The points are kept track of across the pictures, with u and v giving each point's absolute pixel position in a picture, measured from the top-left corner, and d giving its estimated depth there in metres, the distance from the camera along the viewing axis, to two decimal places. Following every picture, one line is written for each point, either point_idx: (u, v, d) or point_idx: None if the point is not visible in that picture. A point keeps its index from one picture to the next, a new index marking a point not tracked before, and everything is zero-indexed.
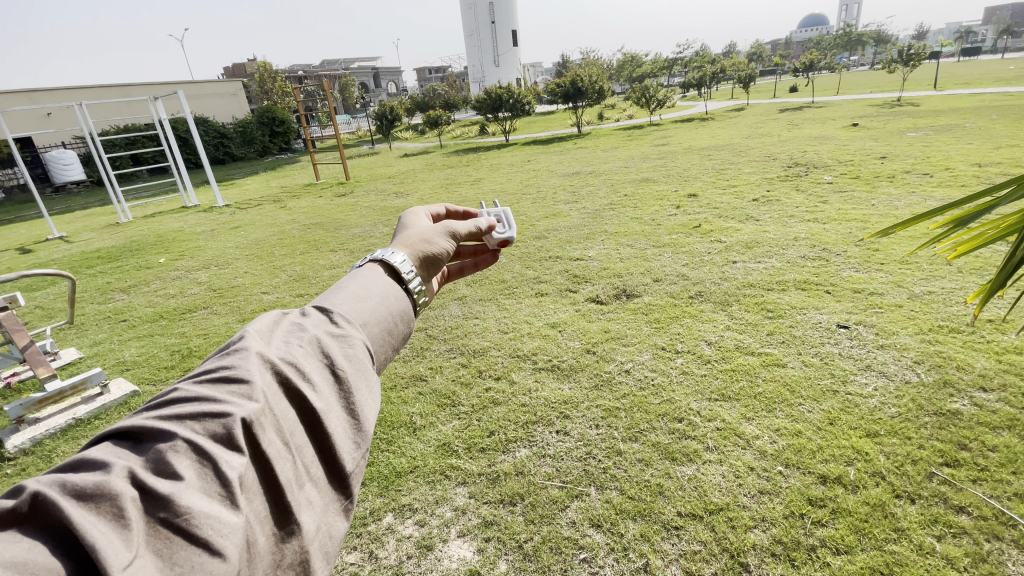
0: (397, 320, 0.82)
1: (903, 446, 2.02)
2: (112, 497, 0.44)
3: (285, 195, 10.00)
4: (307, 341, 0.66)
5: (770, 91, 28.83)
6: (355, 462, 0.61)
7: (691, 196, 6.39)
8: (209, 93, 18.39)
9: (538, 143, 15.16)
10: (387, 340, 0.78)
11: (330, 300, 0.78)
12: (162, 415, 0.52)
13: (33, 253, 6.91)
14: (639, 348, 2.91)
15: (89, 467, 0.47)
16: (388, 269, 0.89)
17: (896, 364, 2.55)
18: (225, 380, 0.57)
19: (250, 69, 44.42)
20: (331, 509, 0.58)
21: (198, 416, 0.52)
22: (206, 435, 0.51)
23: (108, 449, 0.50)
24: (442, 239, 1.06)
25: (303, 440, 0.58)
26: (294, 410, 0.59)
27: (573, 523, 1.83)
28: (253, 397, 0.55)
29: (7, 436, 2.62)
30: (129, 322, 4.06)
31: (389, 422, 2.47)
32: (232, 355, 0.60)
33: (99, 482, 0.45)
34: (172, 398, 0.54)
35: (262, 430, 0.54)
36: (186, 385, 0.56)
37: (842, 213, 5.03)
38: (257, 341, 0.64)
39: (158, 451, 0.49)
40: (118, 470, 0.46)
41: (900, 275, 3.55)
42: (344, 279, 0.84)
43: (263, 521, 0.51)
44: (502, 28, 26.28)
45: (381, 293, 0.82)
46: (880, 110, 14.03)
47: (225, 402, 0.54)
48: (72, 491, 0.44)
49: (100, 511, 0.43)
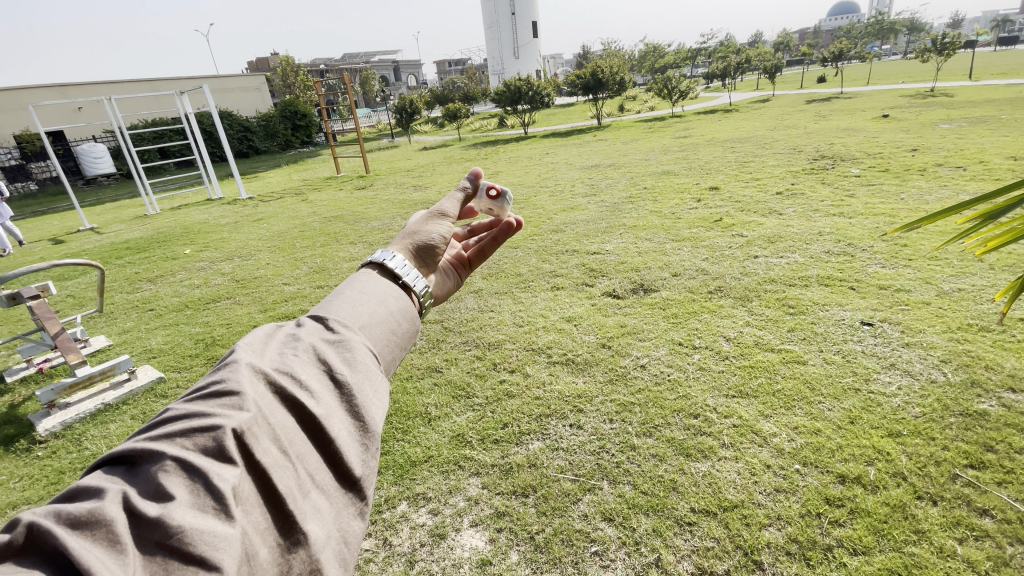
0: (398, 319, 0.82)
1: (926, 447, 1.96)
2: (106, 523, 0.45)
3: (307, 188, 10.15)
4: (302, 349, 0.67)
5: (798, 81, 28.08)
6: (364, 466, 0.62)
7: (712, 189, 6.29)
8: (233, 88, 18.71)
9: (558, 136, 15.07)
10: (390, 340, 0.79)
11: (326, 309, 0.79)
12: (153, 436, 0.53)
13: (65, 243, 7.14)
14: (655, 343, 2.88)
15: (84, 495, 0.47)
16: (383, 271, 0.90)
17: (922, 363, 2.47)
18: (217, 395, 0.57)
19: (273, 63, 45.14)
20: (344, 513, 0.59)
21: (188, 432, 0.53)
22: (197, 449, 0.52)
23: (102, 476, 0.50)
24: (436, 224, 1.07)
25: (303, 447, 0.58)
26: (293, 419, 0.59)
27: (584, 516, 1.83)
28: (244, 408, 0.56)
29: (40, 419, 2.74)
30: (156, 310, 4.19)
31: (404, 412, 2.50)
32: (223, 370, 0.61)
33: (92, 508, 0.45)
34: (164, 419, 0.55)
35: (256, 440, 0.54)
36: (179, 405, 0.57)
37: (869, 207, 4.89)
38: (249, 355, 0.64)
39: (151, 473, 0.49)
40: (112, 495, 0.47)
41: (928, 271, 3.44)
42: (340, 286, 0.85)
43: (265, 533, 0.51)
44: (522, 20, 26.08)
45: (378, 297, 0.83)
46: (913, 101, 13.56)
47: (215, 415, 0.54)
48: (66, 520, 0.44)
49: (95, 537, 0.44)
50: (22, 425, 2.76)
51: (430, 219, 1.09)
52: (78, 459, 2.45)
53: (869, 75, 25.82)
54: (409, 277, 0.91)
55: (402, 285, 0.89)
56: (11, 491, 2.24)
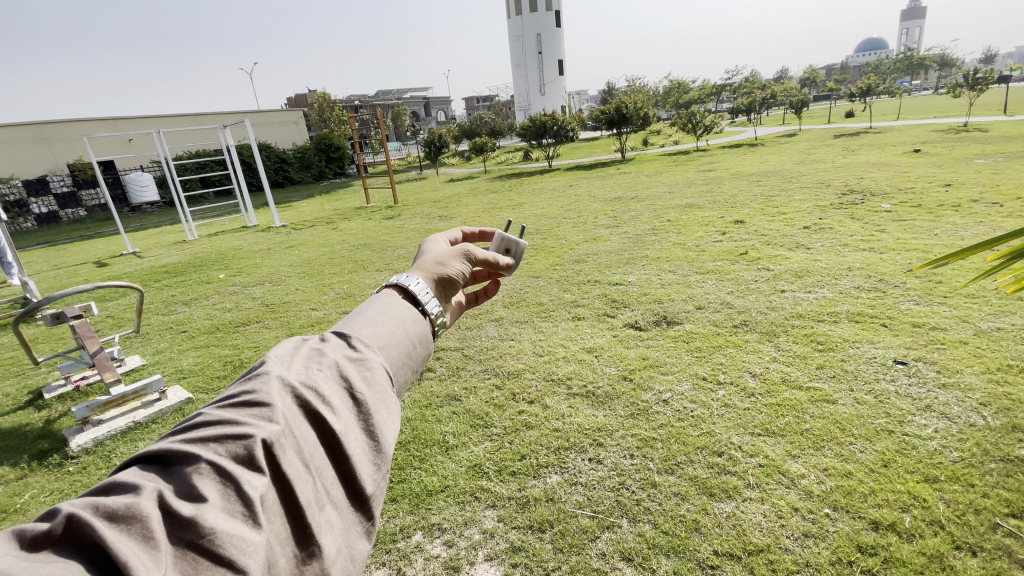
0: (414, 343, 0.85)
1: (964, 494, 1.86)
2: (141, 519, 0.45)
3: (337, 216, 10.48)
4: (326, 364, 0.70)
5: (824, 116, 27.91)
6: (375, 484, 0.64)
7: (737, 222, 6.24)
8: (272, 121, 19.66)
9: (582, 168, 15.28)
10: (406, 363, 0.82)
11: (349, 326, 0.82)
12: (187, 439, 0.55)
13: (108, 266, 7.51)
14: (679, 377, 2.83)
15: (119, 489, 0.48)
16: (403, 294, 0.93)
17: (959, 405, 2.36)
18: (248, 405, 0.60)
19: (310, 99, 47.65)
20: (351, 531, 0.60)
21: (220, 438, 0.54)
22: (229, 456, 0.53)
23: (138, 473, 0.52)
24: (458, 261, 1.10)
25: (321, 462, 0.60)
26: (314, 432, 0.61)
27: (603, 554, 1.78)
28: (274, 419, 0.58)
29: (73, 435, 2.82)
30: (189, 332, 4.33)
31: (423, 440, 2.50)
32: (254, 380, 0.64)
33: (129, 503, 0.46)
34: (195, 423, 0.57)
35: (282, 451, 0.56)
36: (210, 410, 0.59)
37: (901, 243, 4.77)
38: (279, 366, 0.67)
39: (184, 475, 0.51)
40: (148, 493, 0.48)
41: (965, 309, 3.32)
42: (363, 305, 0.88)
43: (284, 543, 0.53)
44: (549, 59, 26.87)
45: (396, 318, 0.86)
46: (946, 136, 13.28)
47: (247, 424, 0.56)
48: (103, 513, 0.45)
49: (130, 531, 0.45)
50: (56, 440, 2.86)
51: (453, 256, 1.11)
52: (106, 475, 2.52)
53: (899, 109, 25.52)
54: (427, 302, 0.93)
55: (420, 309, 0.92)
56: (43, 505, 2.30)
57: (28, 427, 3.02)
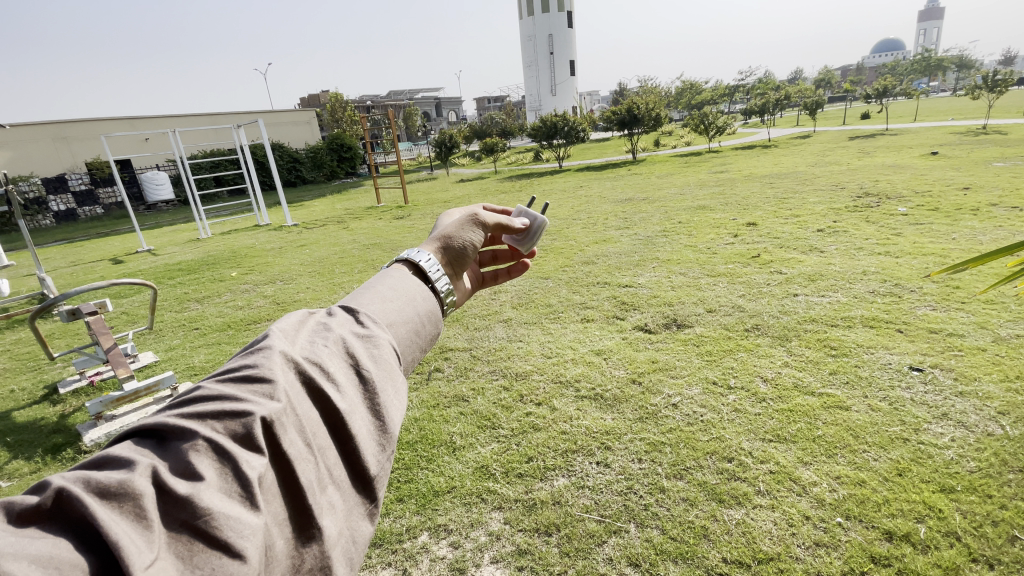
0: (422, 321, 0.84)
1: (982, 505, 1.82)
2: (134, 496, 0.45)
3: (349, 216, 10.57)
4: (332, 340, 0.69)
5: (839, 118, 27.53)
6: (380, 466, 0.63)
7: (750, 224, 6.18)
8: (285, 121, 19.87)
9: (592, 169, 15.24)
10: (413, 340, 0.81)
11: (357, 301, 0.81)
12: (185, 413, 0.54)
13: (124, 263, 7.63)
14: (688, 381, 2.80)
15: (112, 464, 0.48)
16: (414, 270, 0.92)
17: (977, 414, 2.31)
18: (248, 379, 0.59)
19: (324, 99, 48.29)
20: (354, 512, 0.60)
21: (219, 415, 0.54)
22: (226, 434, 0.52)
23: (133, 447, 0.51)
24: (471, 231, 1.08)
25: (324, 441, 0.59)
26: (316, 411, 0.60)
27: (609, 560, 1.76)
28: (274, 396, 0.57)
29: (86, 430, 2.86)
30: (201, 330, 4.37)
31: (430, 440, 2.50)
32: (256, 354, 0.63)
33: (122, 480, 0.46)
34: (195, 396, 0.56)
35: (283, 429, 0.55)
36: (210, 383, 0.58)
37: (918, 247, 4.68)
38: (282, 341, 0.66)
39: (181, 452, 0.50)
40: (142, 468, 0.48)
41: (983, 315, 3.26)
42: (372, 280, 0.88)
43: (283, 525, 0.52)
44: (560, 59, 26.81)
45: (406, 295, 0.85)
46: (965, 139, 13.02)
47: (247, 401, 0.56)
48: (96, 489, 0.45)
49: (122, 510, 0.44)
50: (70, 435, 2.90)
51: (465, 224, 1.10)
52: None
53: (914, 111, 25.18)
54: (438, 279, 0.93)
55: (431, 285, 0.91)
56: None
57: (43, 421, 3.07)
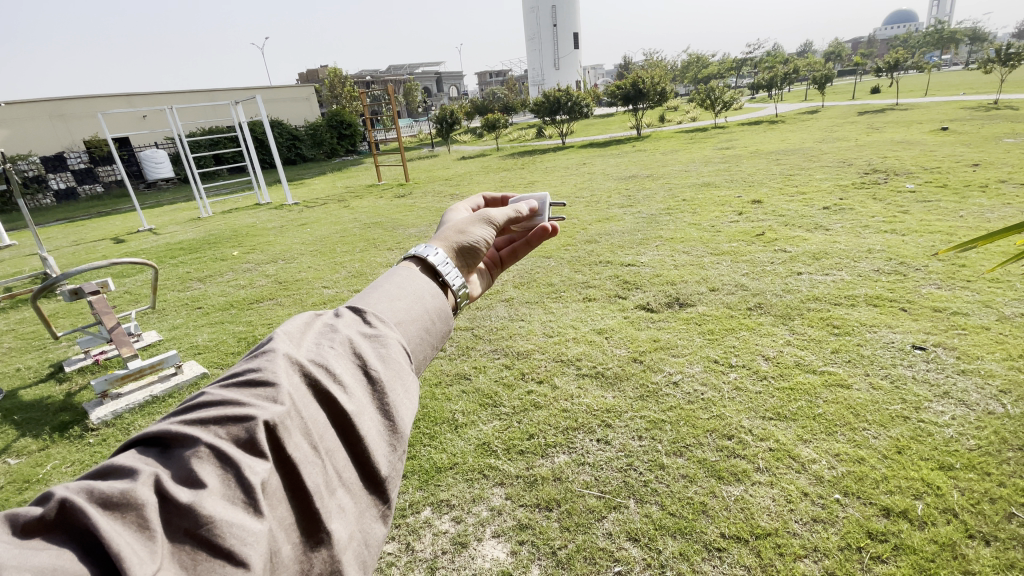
0: (433, 318, 0.83)
1: (981, 483, 1.83)
2: (136, 506, 0.45)
3: (350, 194, 10.49)
4: (338, 341, 0.68)
5: (849, 92, 26.91)
6: (391, 466, 0.62)
7: (755, 202, 6.10)
8: (284, 98, 19.63)
9: (596, 146, 15.06)
10: (423, 339, 0.80)
11: (364, 300, 0.80)
12: (188, 420, 0.54)
13: (126, 242, 7.63)
14: (690, 359, 2.80)
15: (116, 474, 0.48)
16: (423, 267, 0.91)
17: (978, 393, 2.30)
18: (252, 384, 0.58)
19: (321, 73, 47.43)
20: (366, 515, 0.59)
21: (222, 420, 0.53)
22: (229, 439, 0.52)
23: (136, 456, 0.51)
24: (479, 230, 1.09)
25: (332, 444, 0.58)
26: (324, 413, 0.60)
27: (609, 534, 1.79)
28: (279, 399, 0.57)
29: (93, 408, 2.89)
30: (204, 308, 4.39)
31: (433, 418, 2.52)
32: (260, 357, 0.62)
33: (125, 490, 0.46)
34: (198, 404, 0.56)
35: (287, 434, 0.54)
36: (214, 390, 0.58)
37: (924, 225, 4.63)
38: (287, 344, 0.65)
39: (184, 458, 0.50)
40: (144, 477, 0.47)
41: (988, 294, 3.23)
42: (379, 279, 0.86)
43: (289, 529, 0.51)
44: (564, 31, 26.18)
45: (414, 294, 0.84)
46: (975, 114, 12.80)
47: (250, 406, 0.55)
48: (99, 499, 0.45)
49: (125, 521, 0.44)
50: (78, 413, 2.93)
51: (475, 223, 1.10)
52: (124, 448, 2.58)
53: (926, 85, 24.61)
54: (448, 274, 0.92)
55: (441, 282, 0.91)
56: (65, 475, 2.38)
57: (50, 399, 3.11)
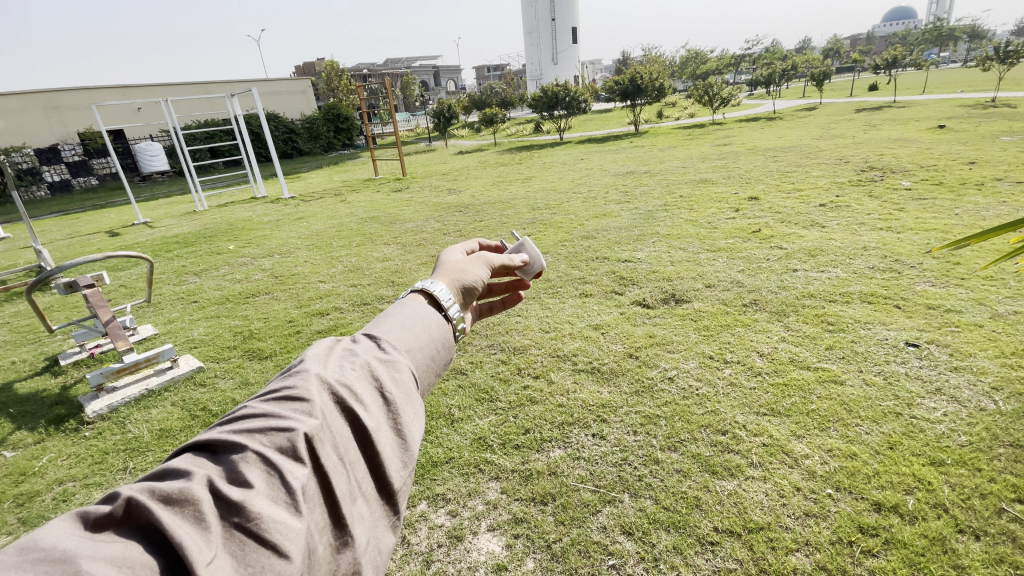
0: (439, 346, 0.82)
1: (971, 478, 1.85)
2: (193, 501, 0.45)
3: (346, 188, 10.47)
4: (359, 364, 0.68)
5: (847, 89, 26.86)
6: (402, 480, 0.62)
7: (751, 199, 6.10)
8: (280, 90, 19.53)
9: (593, 141, 15.05)
10: (431, 366, 0.79)
11: (376, 327, 0.80)
12: (234, 429, 0.54)
13: (121, 236, 7.59)
14: (685, 355, 2.82)
15: (172, 476, 0.48)
16: (429, 300, 0.90)
17: (970, 390, 2.32)
18: (289, 399, 0.59)
19: (319, 67, 47.30)
20: (379, 525, 0.58)
21: (265, 430, 0.54)
22: (273, 447, 0.53)
23: (189, 460, 0.52)
24: (477, 271, 1.08)
25: (355, 457, 0.59)
26: (348, 429, 0.60)
27: (603, 528, 1.80)
28: (312, 413, 0.57)
29: (88, 401, 2.89)
30: (199, 303, 4.38)
31: (429, 413, 2.53)
32: (292, 375, 0.63)
33: (182, 487, 0.46)
34: (240, 415, 0.56)
35: (321, 445, 0.55)
36: (253, 403, 0.59)
37: (919, 223, 4.64)
38: (315, 364, 0.65)
39: (231, 462, 0.51)
40: (199, 478, 0.48)
41: (982, 292, 3.25)
42: (388, 309, 0.85)
43: (322, 531, 0.51)
44: (562, 26, 26.05)
45: (422, 323, 0.82)
46: (972, 112, 12.80)
47: (288, 418, 0.56)
48: (160, 496, 0.45)
49: (183, 514, 0.45)
50: (73, 406, 2.93)
51: (470, 265, 1.09)
52: (120, 441, 2.58)
53: (924, 83, 24.60)
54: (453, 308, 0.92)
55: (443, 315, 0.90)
56: (60, 468, 2.38)
57: (45, 393, 3.10)
